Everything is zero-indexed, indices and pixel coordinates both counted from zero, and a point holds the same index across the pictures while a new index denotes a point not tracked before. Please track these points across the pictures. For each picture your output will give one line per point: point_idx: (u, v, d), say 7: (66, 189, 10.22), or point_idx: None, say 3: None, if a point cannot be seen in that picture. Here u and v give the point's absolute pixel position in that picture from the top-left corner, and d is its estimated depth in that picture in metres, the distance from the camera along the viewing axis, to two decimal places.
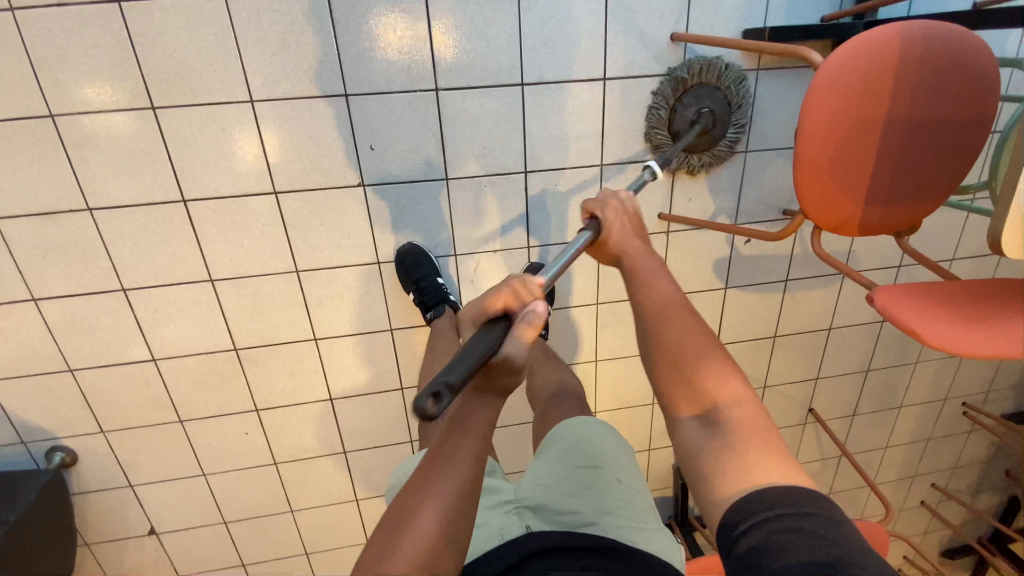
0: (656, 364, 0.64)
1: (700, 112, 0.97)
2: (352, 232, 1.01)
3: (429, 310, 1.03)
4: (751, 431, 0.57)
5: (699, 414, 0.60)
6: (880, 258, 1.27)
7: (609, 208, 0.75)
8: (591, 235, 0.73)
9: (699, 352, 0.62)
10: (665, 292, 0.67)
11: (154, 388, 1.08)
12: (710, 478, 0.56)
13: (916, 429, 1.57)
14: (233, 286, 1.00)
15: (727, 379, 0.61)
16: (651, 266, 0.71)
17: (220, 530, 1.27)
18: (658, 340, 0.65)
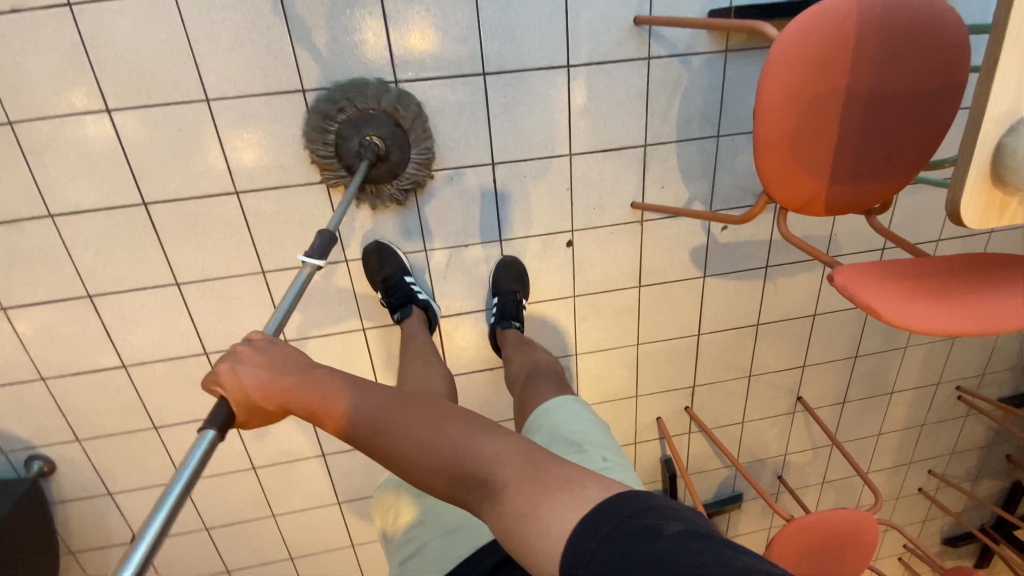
0: (408, 475, 0.55)
1: (417, 143, 0.93)
2: (320, 231, 0.99)
3: (397, 310, 1.02)
4: (523, 467, 0.50)
5: (477, 484, 0.51)
6: (863, 241, 1.24)
7: (234, 370, 0.62)
8: (213, 431, 0.53)
9: (438, 438, 0.54)
10: (355, 405, 0.59)
11: (127, 395, 1.07)
12: (525, 538, 0.47)
13: (909, 415, 1.55)
14: (200, 288, 0.99)
15: (461, 445, 0.53)
16: (347, 395, 0.60)
17: (203, 537, 1.26)
18: (382, 455, 0.56)
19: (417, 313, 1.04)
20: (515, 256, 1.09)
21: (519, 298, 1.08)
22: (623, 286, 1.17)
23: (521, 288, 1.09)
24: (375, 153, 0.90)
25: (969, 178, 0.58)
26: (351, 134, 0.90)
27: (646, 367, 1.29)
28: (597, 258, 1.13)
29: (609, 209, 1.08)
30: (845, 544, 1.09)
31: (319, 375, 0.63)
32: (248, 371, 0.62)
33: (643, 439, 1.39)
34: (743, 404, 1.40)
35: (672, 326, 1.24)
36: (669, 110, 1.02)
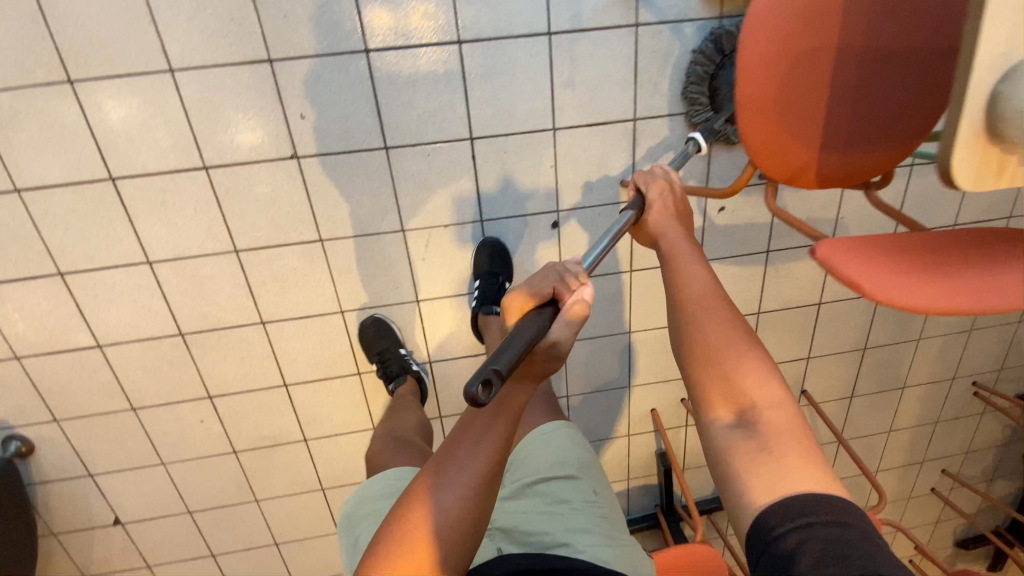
0: (690, 350, 0.58)
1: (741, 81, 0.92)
2: (293, 209, 0.96)
3: (391, 381, 1.09)
4: (771, 398, 0.51)
5: (733, 408, 0.52)
6: (871, 224, 1.17)
7: (650, 180, 0.81)
8: (634, 209, 0.78)
9: (739, 348, 0.55)
10: (696, 277, 0.64)
11: (102, 375, 1.05)
12: (729, 475, 0.49)
13: (921, 411, 1.46)
14: (172, 267, 0.97)
15: (758, 369, 0.54)
16: (692, 260, 0.67)
17: (187, 520, 1.25)
18: (685, 323, 0.60)
19: (410, 379, 1.11)
20: (496, 237, 1.04)
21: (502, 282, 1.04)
22: (613, 271, 1.12)
23: (503, 271, 1.04)
24: (739, 88, 0.92)
25: (962, 131, 0.45)
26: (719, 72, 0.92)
27: (640, 355, 1.23)
28: (585, 240, 1.08)
29: (596, 189, 1.03)
30: None
31: (682, 246, 0.71)
32: (660, 188, 0.79)
33: (637, 431, 1.34)
34: None
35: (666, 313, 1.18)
36: (659, 82, 0.95)
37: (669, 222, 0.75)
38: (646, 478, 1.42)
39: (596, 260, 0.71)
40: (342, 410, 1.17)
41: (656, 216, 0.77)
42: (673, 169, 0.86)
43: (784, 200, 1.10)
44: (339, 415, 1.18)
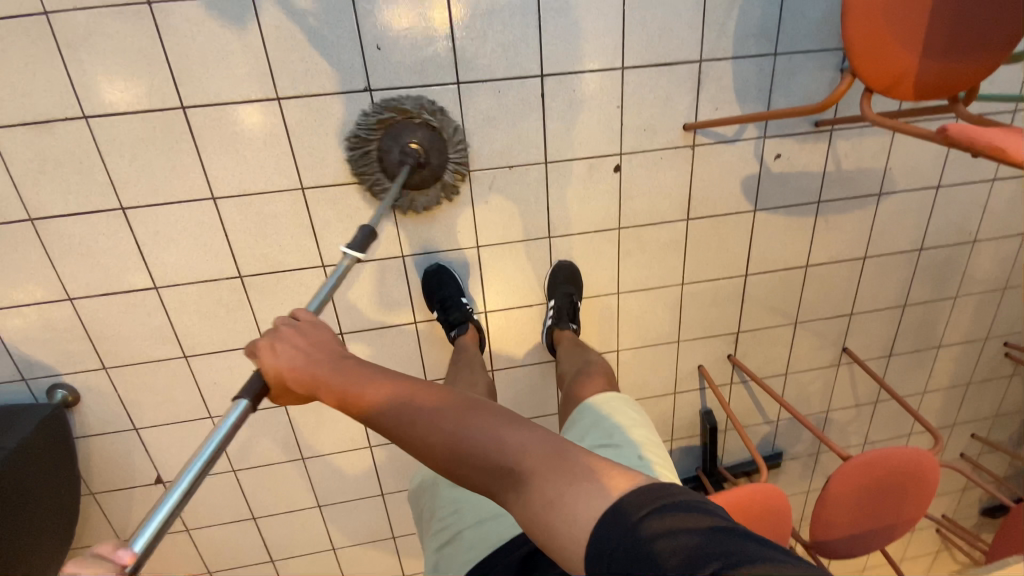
0: (434, 465, 0.57)
1: (411, 147, 0.94)
2: (362, 144, 0.96)
3: (453, 329, 1.08)
4: (544, 456, 0.53)
5: (501, 484, 0.54)
6: (916, 177, 1.20)
7: (273, 349, 0.66)
8: (248, 401, 0.62)
9: (478, 442, 0.54)
10: (399, 420, 0.58)
11: (156, 319, 1.03)
12: (554, 526, 0.50)
13: (956, 371, 1.49)
14: (238, 203, 0.96)
15: (491, 436, 0.54)
16: (392, 391, 0.60)
17: (230, 480, 1.21)
18: (446, 449, 0.55)
19: (472, 330, 1.10)
20: (571, 260, 1.13)
21: (575, 300, 1.12)
22: (670, 219, 1.12)
23: (575, 290, 1.13)
24: (415, 159, 0.94)
25: None
26: (391, 146, 0.94)
27: (690, 309, 1.24)
28: (645, 185, 1.08)
29: (659, 132, 1.04)
30: (906, 484, 1.05)
31: (348, 366, 0.65)
32: (285, 352, 0.66)
33: (683, 389, 1.33)
34: (788, 354, 1.35)
35: (719, 263, 1.19)
36: (726, 24, 0.98)
37: (327, 348, 0.68)
38: (689, 439, 1.42)
39: (330, 295, 0.79)
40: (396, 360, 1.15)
41: (283, 366, 0.65)
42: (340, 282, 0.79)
43: (836, 149, 1.12)
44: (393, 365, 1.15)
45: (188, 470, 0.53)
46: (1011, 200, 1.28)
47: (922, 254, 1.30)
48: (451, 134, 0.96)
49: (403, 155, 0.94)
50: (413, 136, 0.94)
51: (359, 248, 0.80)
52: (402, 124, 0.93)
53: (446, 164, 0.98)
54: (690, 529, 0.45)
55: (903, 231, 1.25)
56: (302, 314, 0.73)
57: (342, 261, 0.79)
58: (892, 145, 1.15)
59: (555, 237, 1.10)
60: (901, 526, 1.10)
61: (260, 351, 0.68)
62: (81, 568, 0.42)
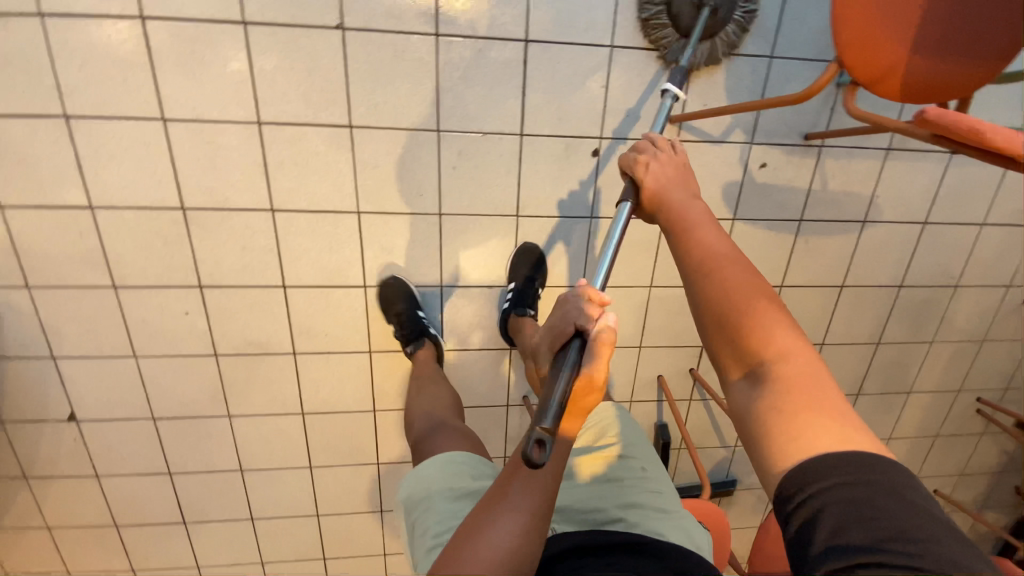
0: (696, 312, 0.58)
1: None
2: (328, 85, 0.91)
3: (410, 343, 1.08)
4: (804, 377, 0.50)
5: (746, 369, 0.53)
6: (903, 210, 1.16)
7: (649, 167, 0.71)
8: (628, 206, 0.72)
9: (744, 305, 0.54)
10: (708, 237, 0.62)
11: (88, 242, 0.97)
12: (772, 431, 0.49)
13: (925, 421, 1.44)
14: (189, 129, 0.91)
15: (775, 321, 0.53)
16: (688, 216, 0.65)
17: (149, 428, 1.14)
18: (700, 292, 0.58)
19: (428, 345, 1.10)
20: (535, 244, 1.07)
21: (536, 286, 1.08)
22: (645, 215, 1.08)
23: (538, 275, 1.08)
24: (714, 3, 0.87)
25: None
26: None
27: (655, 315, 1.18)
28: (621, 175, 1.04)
29: (642, 122, 1.00)
30: None
31: (692, 210, 0.65)
32: (656, 171, 0.70)
33: (641, 399, 1.28)
34: None
35: None
36: (723, 17, 0.94)
37: (681, 181, 0.70)
38: None
39: (664, 126, 0.80)
40: (339, 323, 1.09)
41: (654, 185, 0.70)
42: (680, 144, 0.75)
43: (824, 167, 1.08)
44: (336, 329, 1.09)
45: (603, 261, 0.70)
46: (999, 249, 1.24)
47: (901, 292, 1.25)
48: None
49: (692, 9, 0.89)
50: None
51: (675, 87, 0.81)
52: None
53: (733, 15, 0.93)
54: (883, 508, 0.42)
55: (884, 265, 1.21)
56: (662, 154, 0.72)
57: (664, 98, 0.81)
58: (881, 171, 1.11)
59: (522, 216, 1.05)
60: None
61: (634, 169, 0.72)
62: (581, 302, 0.62)
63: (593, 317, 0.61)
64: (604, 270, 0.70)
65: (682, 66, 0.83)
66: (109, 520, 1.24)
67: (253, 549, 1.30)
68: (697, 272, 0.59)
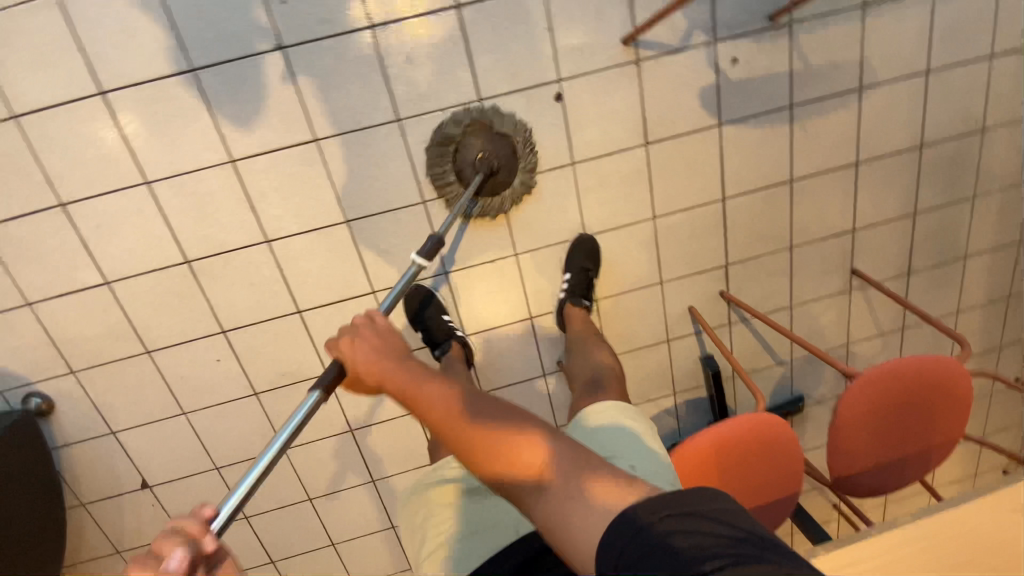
0: (461, 455, 0.67)
1: (480, 156, 0.98)
2: (284, 107, 0.93)
3: (437, 348, 1.11)
4: (569, 475, 0.62)
5: (536, 485, 0.63)
6: (900, 64, 1.08)
7: (354, 347, 0.76)
8: (320, 390, 0.72)
9: (509, 425, 0.66)
10: (438, 393, 0.69)
11: (114, 316, 1.02)
12: (571, 526, 0.59)
13: (990, 283, 1.33)
14: (172, 186, 0.95)
15: (531, 439, 0.64)
16: (417, 378, 0.71)
17: (217, 478, 1.19)
18: (459, 436, 0.66)
19: (455, 346, 1.12)
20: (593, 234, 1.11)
21: (590, 276, 1.11)
22: (627, 146, 1.05)
23: (592, 266, 1.11)
24: (487, 168, 0.98)
25: None
26: (471, 150, 0.99)
27: (667, 245, 1.15)
28: (592, 113, 1.02)
29: (595, 52, 0.97)
30: (934, 400, 0.93)
31: (410, 369, 0.73)
32: (361, 348, 0.75)
33: (678, 335, 1.24)
34: (789, 284, 1.23)
35: (691, 189, 1.10)
36: None
37: (392, 353, 0.76)
38: (694, 390, 1.31)
39: (396, 296, 0.86)
40: None
41: (362, 364, 0.74)
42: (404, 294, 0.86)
43: (800, 44, 1.03)
44: None
45: (266, 452, 0.66)
46: (1017, 78, 1.14)
47: (924, 153, 1.17)
48: (463, 157, 0.99)
49: (473, 168, 1.00)
50: (480, 145, 0.99)
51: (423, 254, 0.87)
52: (477, 133, 0.99)
53: (518, 174, 1.03)
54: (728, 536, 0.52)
55: (896, 129, 1.13)
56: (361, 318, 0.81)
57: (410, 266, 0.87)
58: (863, 32, 1.04)
59: (505, 181, 1.04)
60: (936, 452, 0.97)
61: (342, 349, 0.77)
62: (175, 529, 0.55)
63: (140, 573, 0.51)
64: (267, 458, 0.65)
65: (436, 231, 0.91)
66: None
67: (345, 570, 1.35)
68: (445, 418, 0.68)
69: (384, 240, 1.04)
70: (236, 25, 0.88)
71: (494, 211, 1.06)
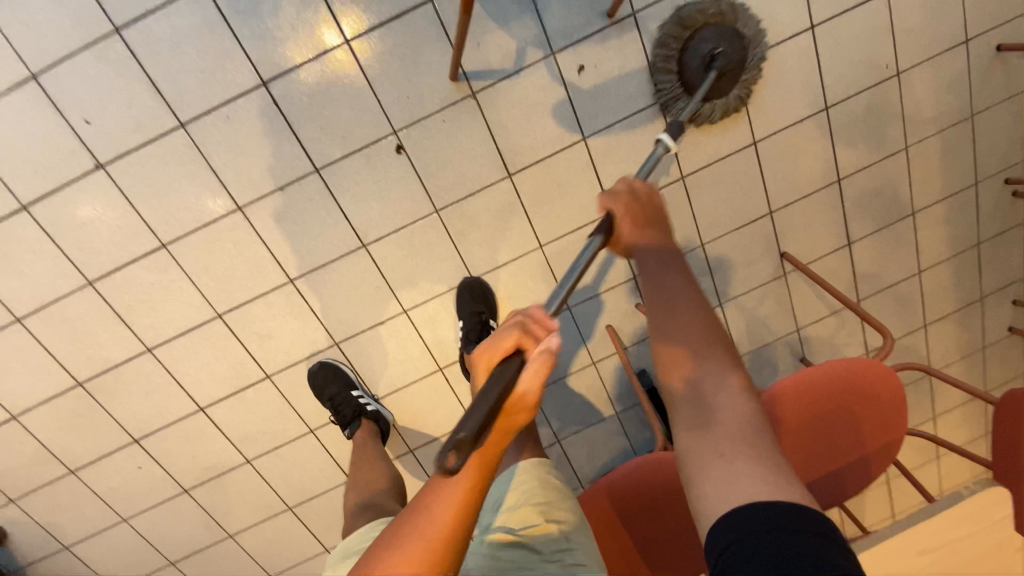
0: (658, 351, 0.50)
1: (716, 51, 0.88)
2: (124, 220, 0.92)
3: (347, 426, 1.03)
4: (750, 435, 0.44)
5: (689, 417, 0.46)
6: (776, 27, 0.96)
7: (615, 202, 0.59)
8: (600, 239, 0.60)
9: (711, 342, 0.48)
10: (666, 284, 0.52)
11: (30, 445, 1.06)
12: (707, 481, 0.43)
13: (951, 235, 1.18)
14: (41, 318, 0.96)
15: (715, 368, 0.47)
16: (656, 275, 0.53)
17: (175, 572, 1.22)
18: (674, 328, 0.49)
19: (366, 425, 1.02)
20: (478, 274, 1.04)
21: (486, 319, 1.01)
22: (489, 182, 0.98)
23: (486, 308, 1.02)
24: (720, 64, 0.88)
25: None
26: (699, 46, 0.89)
27: (564, 270, 1.07)
28: (441, 156, 0.95)
29: (424, 95, 0.91)
30: (853, 407, 0.83)
31: (646, 248, 0.56)
32: (626, 204, 0.59)
33: (602, 356, 1.17)
34: (712, 282, 1.13)
35: (573, 209, 1.02)
36: None
37: (663, 226, 0.58)
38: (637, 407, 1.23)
39: (649, 171, 0.66)
40: (269, 417, 1.09)
41: (633, 224, 0.57)
42: (648, 177, 0.64)
43: (651, 33, 0.92)
44: (269, 424, 1.10)
45: (568, 272, 0.60)
46: (925, 7, 0.99)
47: (831, 114, 1.04)
48: (693, 49, 0.90)
49: (704, 64, 0.89)
50: (712, 41, 0.89)
51: (671, 134, 0.67)
52: (700, 33, 0.89)
53: (735, 87, 0.95)
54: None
55: (789, 95, 1.01)
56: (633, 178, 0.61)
57: (656, 150, 0.66)
58: None
59: (370, 243, 1.00)
60: (875, 462, 0.86)
61: (612, 203, 0.59)
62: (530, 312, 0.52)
63: (506, 341, 0.49)
64: (564, 283, 0.60)
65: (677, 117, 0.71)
66: None
67: None
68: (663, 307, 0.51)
69: (264, 325, 1.02)
70: (53, 154, 0.87)
71: (712, 119, 0.97)
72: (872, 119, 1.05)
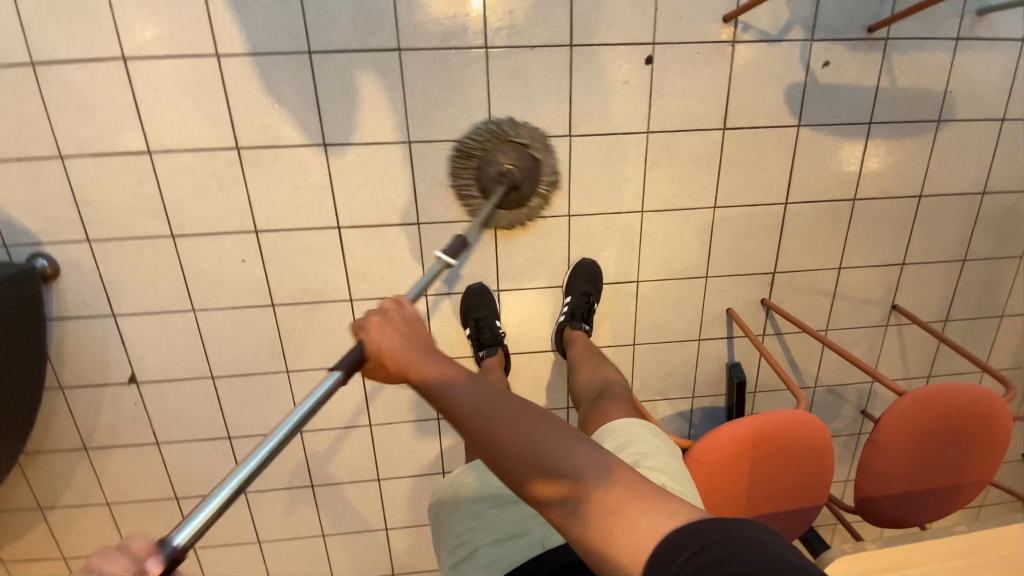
0: (494, 459, 0.59)
1: (504, 171, 0.99)
2: (377, 8, 0.90)
3: (482, 349, 1.11)
4: (614, 489, 0.54)
5: (559, 494, 0.56)
6: (981, 106, 1.09)
7: (379, 328, 0.68)
8: (342, 373, 0.66)
9: (528, 435, 0.58)
10: (465, 390, 0.62)
11: (147, 190, 0.97)
12: (613, 558, 0.52)
13: (1019, 348, 1.32)
14: (242, 65, 0.91)
15: (557, 446, 0.57)
16: (458, 377, 0.63)
17: (209, 388, 1.12)
18: (482, 438, 0.59)
19: (500, 353, 1.12)
20: (594, 259, 1.11)
21: (591, 301, 1.10)
22: (704, 128, 1.03)
23: (594, 291, 1.11)
24: (512, 179, 0.99)
25: None
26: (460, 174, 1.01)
27: (721, 239, 1.12)
28: (678, 85, 1.00)
29: (695, 24, 0.97)
30: (972, 435, 0.90)
31: (439, 360, 0.66)
32: (386, 332, 0.67)
33: (709, 335, 1.21)
34: (829, 306, 1.21)
35: (756, 187, 1.09)
36: None
37: (420, 340, 0.68)
38: (713, 397, 1.27)
39: (424, 288, 0.81)
40: (395, 263, 1.06)
41: (387, 349, 0.66)
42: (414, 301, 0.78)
43: (892, 62, 1.03)
44: (391, 271, 1.06)
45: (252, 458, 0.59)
46: None
47: (984, 201, 1.16)
48: (487, 169, 1.00)
49: (498, 180, 0.99)
50: (506, 159, 0.99)
51: (451, 253, 0.85)
52: (505, 147, 1.00)
53: (535, 193, 1.04)
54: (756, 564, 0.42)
55: (964, 169, 1.13)
56: (389, 303, 0.72)
57: (436, 264, 0.84)
58: (954, 64, 1.05)
59: (576, 136, 1.02)
60: (963, 490, 0.94)
61: (364, 328, 0.69)
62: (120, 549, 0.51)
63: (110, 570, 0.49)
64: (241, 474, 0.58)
65: (466, 233, 0.90)
66: (169, 494, 1.21)
67: (315, 518, 1.28)
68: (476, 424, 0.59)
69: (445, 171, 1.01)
70: None
71: (535, 217, 1.07)
72: (1012, 219, 1.19)
